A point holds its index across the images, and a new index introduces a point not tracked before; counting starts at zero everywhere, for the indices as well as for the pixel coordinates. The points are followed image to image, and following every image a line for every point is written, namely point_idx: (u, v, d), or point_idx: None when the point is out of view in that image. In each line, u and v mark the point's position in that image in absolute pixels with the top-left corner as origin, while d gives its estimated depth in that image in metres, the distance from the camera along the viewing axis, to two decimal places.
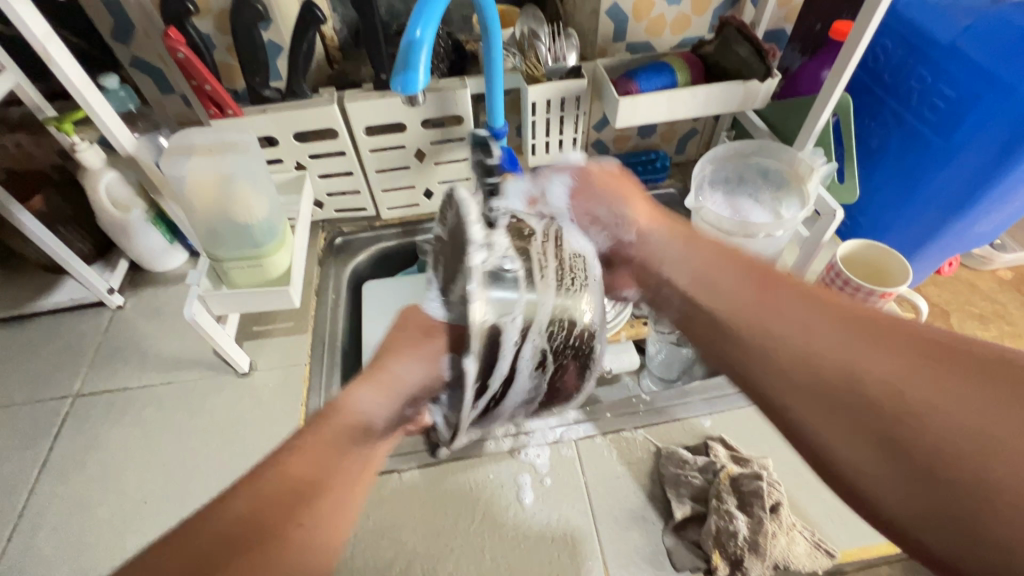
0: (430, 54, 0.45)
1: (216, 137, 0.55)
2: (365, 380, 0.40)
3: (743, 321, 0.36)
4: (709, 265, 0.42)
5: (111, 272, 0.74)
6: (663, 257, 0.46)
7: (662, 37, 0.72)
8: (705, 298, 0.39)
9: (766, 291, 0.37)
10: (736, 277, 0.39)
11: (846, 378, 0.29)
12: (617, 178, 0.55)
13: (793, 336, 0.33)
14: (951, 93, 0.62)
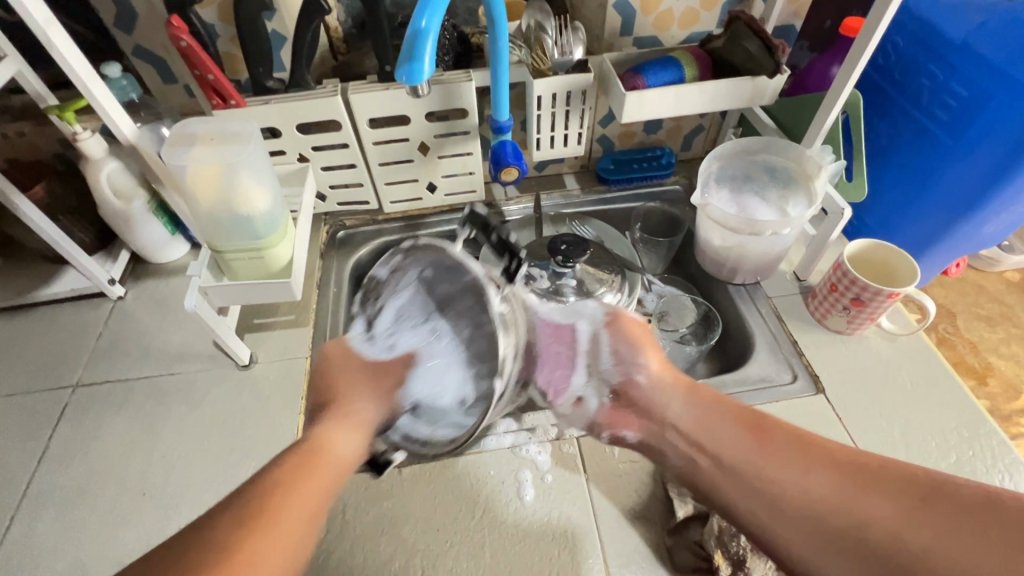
0: (436, 43, 0.44)
1: (219, 126, 0.54)
2: (337, 418, 0.52)
3: (753, 467, 0.46)
4: (713, 410, 0.51)
5: (112, 262, 0.73)
6: (668, 404, 0.53)
7: (669, 32, 0.71)
8: (715, 444, 0.49)
9: (766, 440, 0.47)
10: (736, 424, 0.49)
11: (850, 523, 0.40)
12: (639, 329, 0.57)
13: (799, 484, 0.43)
14: (963, 91, 0.61)
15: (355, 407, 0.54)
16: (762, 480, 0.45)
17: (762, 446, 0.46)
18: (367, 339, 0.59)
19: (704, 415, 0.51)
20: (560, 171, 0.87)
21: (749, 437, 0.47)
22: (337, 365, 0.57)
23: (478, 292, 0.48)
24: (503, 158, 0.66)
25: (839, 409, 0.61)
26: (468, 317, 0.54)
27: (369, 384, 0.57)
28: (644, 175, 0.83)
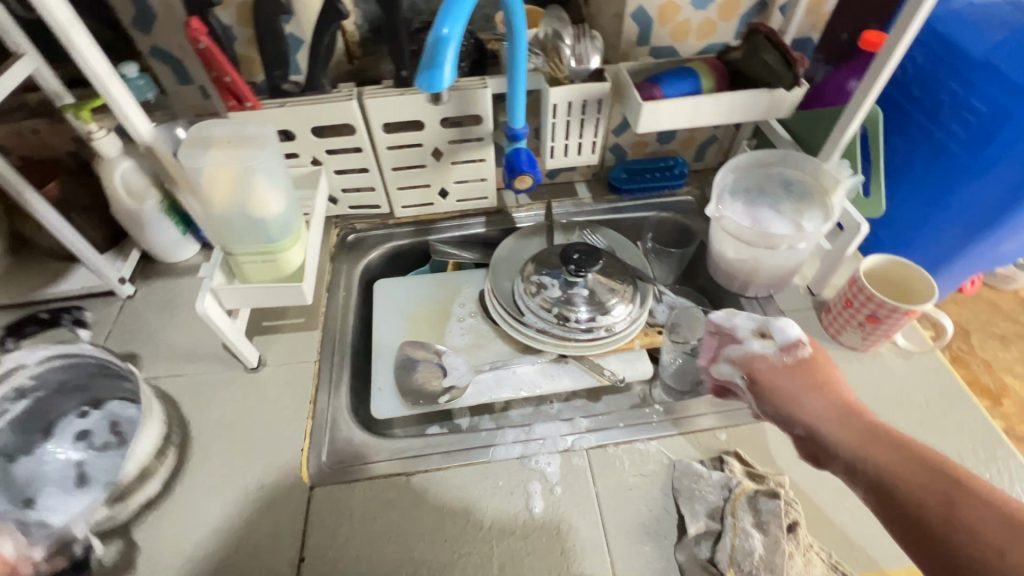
0: (457, 52, 0.44)
1: (235, 128, 0.53)
2: None
3: (955, 530, 0.37)
4: (894, 459, 0.42)
5: (122, 261, 0.73)
6: (834, 440, 0.47)
7: (686, 42, 0.71)
8: (897, 499, 0.41)
9: (963, 506, 0.38)
10: (924, 479, 0.40)
11: None
12: (816, 371, 0.52)
13: (995, 548, 0.35)
14: (983, 108, 0.60)
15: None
16: (961, 547, 0.36)
17: (947, 489, 0.39)
18: None
19: (879, 458, 0.43)
20: (571, 178, 0.87)
21: (941, 496, 0.39)
22: None
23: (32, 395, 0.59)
24: (517, 166, 0.66)
25: None
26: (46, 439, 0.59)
27: None
28: (656, 185, 0.83)
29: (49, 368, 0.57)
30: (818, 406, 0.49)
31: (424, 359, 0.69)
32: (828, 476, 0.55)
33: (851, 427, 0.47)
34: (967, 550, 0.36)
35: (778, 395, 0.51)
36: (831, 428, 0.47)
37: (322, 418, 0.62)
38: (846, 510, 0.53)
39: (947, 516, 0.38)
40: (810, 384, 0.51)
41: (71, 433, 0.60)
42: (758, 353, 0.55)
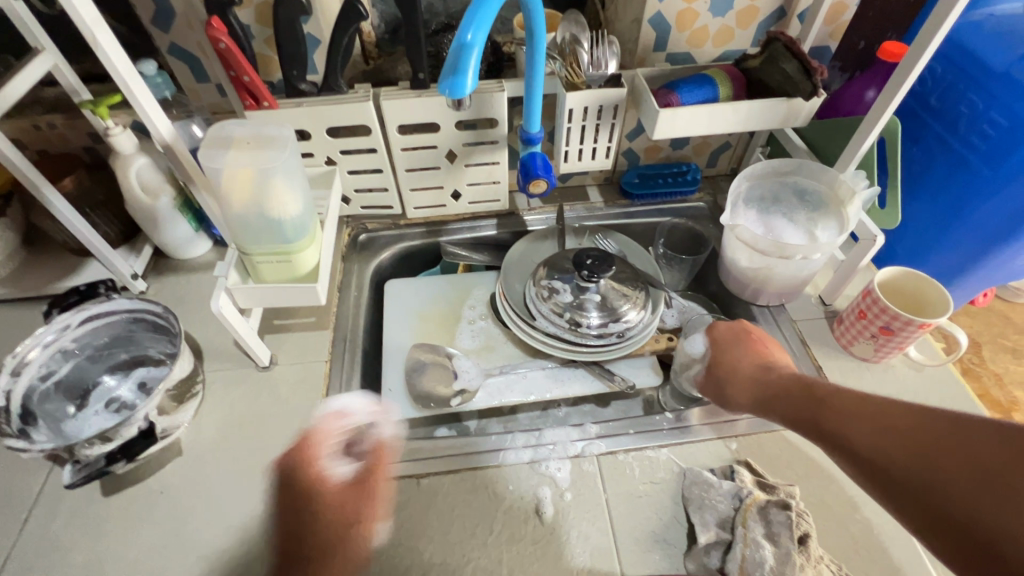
0: (480, 58, 0.43)
1: (254, 129, 0.53)
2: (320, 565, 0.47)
3: (834, 429, 0.46)
4: (775, 393, 0.53)
5: (135, 257, 0.73)
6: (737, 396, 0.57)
7: (703, 49, 0.70)
8: (802, 424, 0.49)
9: (833, 412, 0.47)
10: (807, 401, 0.50)
11: (911, 480, 0.39)
12: (721, 347, 0.61)
13: (857, 443, 0.43)
14: (1004, 121, 0.60)
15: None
16: (841, 441, 0.45)
17: (825, 410, 0.47)
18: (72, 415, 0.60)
19: (767, 396, 0.54)
20: (583, 182, 0.87)
21: (816, 407, 0.48)
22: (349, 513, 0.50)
23: (100, 347, 0.62)
24: (532, 170, 0.65)
25: None
26: (106, 376, 0.63)
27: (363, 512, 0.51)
28: (668, 191, 0.83)
29: (88, 331, 0.60)
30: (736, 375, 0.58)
31: (433, 361, 0.69)
32: (837, 489, 0.55)
33: (757, 382, 0.55)
34: (849, 444, 0.44)
35: (711, 391, 0.60)
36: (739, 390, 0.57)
37: None
38: (856, 523, 0.53)
39: (824, 422, 0.47)
40: (720, 357, 0.60)
41: (125, 383, 0.63)
42: (694, 372, 0.63)
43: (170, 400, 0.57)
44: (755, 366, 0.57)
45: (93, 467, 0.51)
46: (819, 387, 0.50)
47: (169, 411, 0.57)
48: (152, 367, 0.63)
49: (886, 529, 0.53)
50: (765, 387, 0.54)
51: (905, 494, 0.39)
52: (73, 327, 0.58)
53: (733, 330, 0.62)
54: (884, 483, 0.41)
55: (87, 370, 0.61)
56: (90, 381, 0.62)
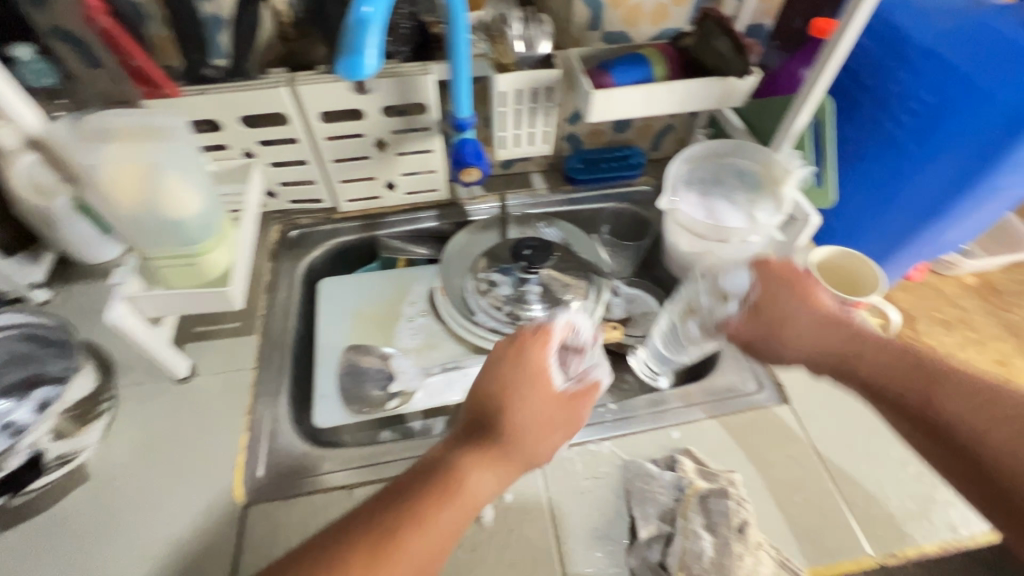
0: (381, 35, 0.40)
1: (139, 119, 0.48)
2: (497, 456, 0.47)
3: (935, 415, 0.44)
4: (858, 356, 0.50)
5: (33, 264, 0.65)
6: (797, 342, 0.54)
7: (638, 27, 0.68)
8: (893, 402, 0.47)
9: (945, 403, 0.44)
10: (907, 372, 0.47)
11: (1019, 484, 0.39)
12: (782, 286, 0.55)
13: (969, 430, 0.42)
14: (930, 98, 0.60)
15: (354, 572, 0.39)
16: (944, 424, 0.43)
17: (928, 386, 0.45)
18: None
19: (847, 355, 0.51)
20: (527, 168, 0.84)
21: (922, 387, 0.45)
22: (545, 416, 0.50)
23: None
24: (462, 159, 0.63)
25: (802, 420, 0.59)
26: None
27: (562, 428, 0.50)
28: (612, 175, 0.80)
29: None
30: (809, 324, 0.53)
31: (370, 363, 0.66)
32: (776, 473, 0.55)
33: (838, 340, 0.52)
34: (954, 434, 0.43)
35: (760, 335, 0.56)
36: (802, 335, 0.54)
37: (259, 429, 0.58)
38: (795, 504, 0.53)
39: (926, 406, 0.45)
40: (792, 304, 0.54)
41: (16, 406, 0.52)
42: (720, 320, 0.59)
43: (68, 422, 0.53)
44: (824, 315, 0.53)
45: None
46: (925, 365, 0.46)
47: (67, 434, 0.52)
48: (52, 383, 0.54)
49: (824, 511, 0.53)
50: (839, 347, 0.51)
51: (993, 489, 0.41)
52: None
53: (791, 273, 0.56)
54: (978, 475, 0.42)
55: None
56: None
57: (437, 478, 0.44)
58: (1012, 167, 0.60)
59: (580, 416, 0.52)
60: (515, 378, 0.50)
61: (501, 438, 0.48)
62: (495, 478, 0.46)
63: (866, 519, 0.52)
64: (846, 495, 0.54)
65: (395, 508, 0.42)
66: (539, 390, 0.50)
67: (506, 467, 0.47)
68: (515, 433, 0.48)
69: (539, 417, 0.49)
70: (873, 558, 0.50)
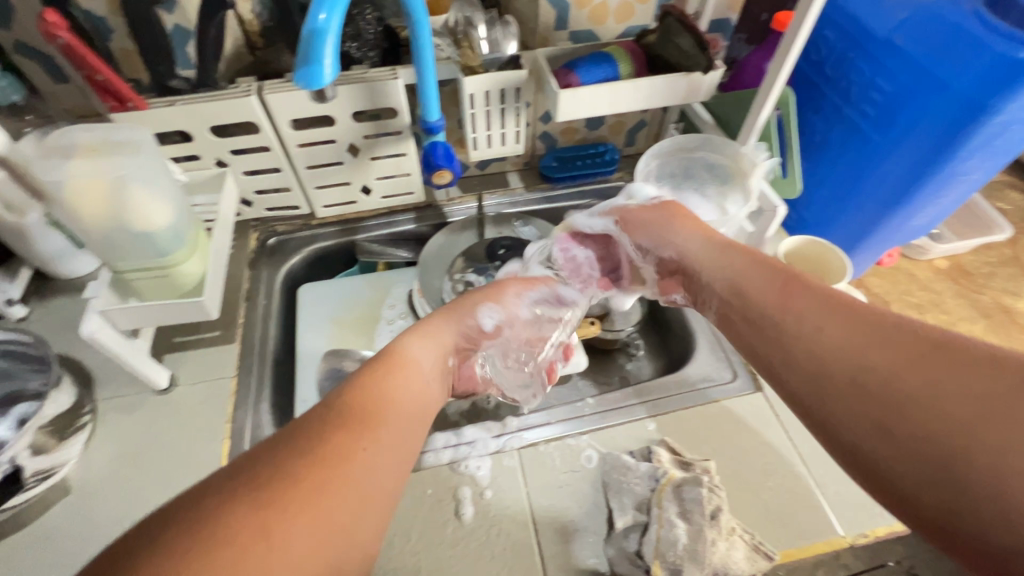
0: (336, 43, 0.42)
1: (103, 134, 0.49)
2: (425, 334, 0.53)
3: (785, 324, 0.42)
4: (724, 269, 0.50)
5: (10, 280, 0.64)
6: (671, 241, 0.55)
7: (605, 26, 0.69)
8: (751, 315, 0.45)
9: (797, 311, 0.42)
10: (772, 280, 0.45)
11: (848, 380, 0.36)
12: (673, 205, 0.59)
13: (813, 330, 0.40)
14: (889, 87, 0.61)
15: (341, 444, 0.37)
16: (791, 327, 0.42)
17: (788, 290, 0.44)
18: None
19: (715, 269, 0.51)
20: (503, 168, 0.84)
21: (779, 295, 0.44)
22: (484, 297, 0.59)
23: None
24: (433, 162, 0.64)
25: (776, 406, 0.60)
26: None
27: (493, 307, 0.59)
28: (586, 173, 0.81)
29: None
30: (686, 240, 0.54)
31: (350, 367, 0.66)
32: (750, 460, 0.56)
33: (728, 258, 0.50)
34: (801, 342, 0.40)
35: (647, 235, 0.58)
36: (680, 249, 0.54)
37: (241, 437, 0.59)
38: (769, 490, 0.54)
39: (786, 318, 0.42)
40: (668, 220, 0.57)
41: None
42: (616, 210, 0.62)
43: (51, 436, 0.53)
44: (703, 234, 0.54)
45: None
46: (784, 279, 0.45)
47: (50, 448, 0.53)
48: (26, 402, 0.53)
49: (797, 495, 0.54)
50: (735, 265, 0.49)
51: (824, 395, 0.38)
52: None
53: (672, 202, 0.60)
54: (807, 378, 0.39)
55: None
56: None
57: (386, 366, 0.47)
58: (971, 155, 0.60)
59: (508, 295, 0.60)
60: (454, 304, 0.58)
61: (430, 338, 0.53)
62: (436, 366, 0.51)
63: (838, 501, 0.53)
64: (818, 479, 0.55)
65: (352, 395, 0.42)
66: (474, 299, 0.58)
67: (440, 344, 0.53)
68: (440, 331, 0.54)
69: (482, 302, 0.58)
70: (845, 538, 0.51)
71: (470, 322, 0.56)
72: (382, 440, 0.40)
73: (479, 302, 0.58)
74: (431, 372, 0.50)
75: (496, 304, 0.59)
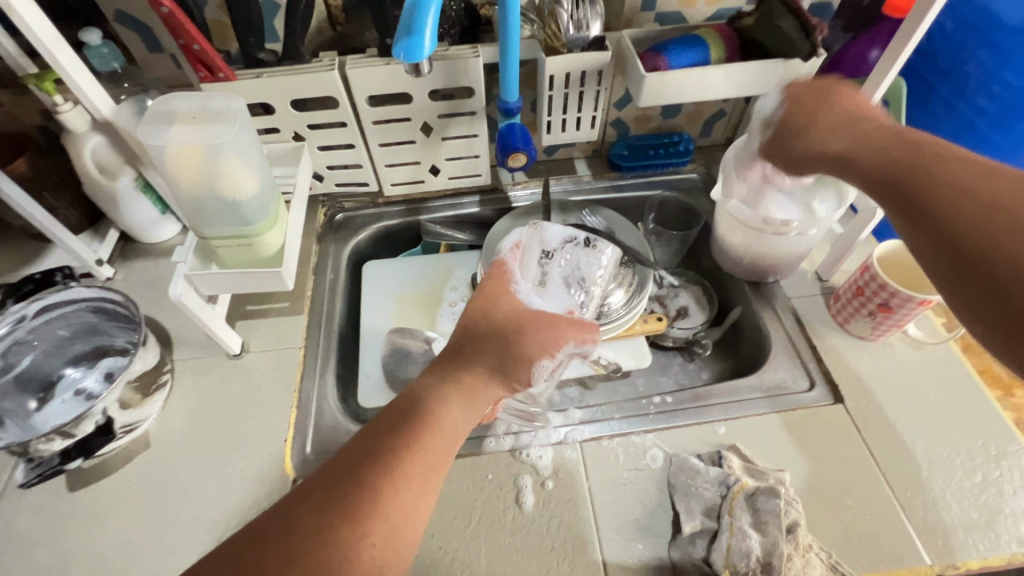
0: (436, 16, 0.42)
1: (199, 103, 0.50)
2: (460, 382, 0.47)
3: (920, 196, 0.37)
4: (856, 151, 0.42)
5: (100, 241, 0.67)
6: (818, 133, 0.45)
7: (695, 8, 0.65)
8: (885, 193, 0.40)
9: (925, 186, 0.37)
10: (897, 157, 0.40)
11: (1009, 268, 0.33)
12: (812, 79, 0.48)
13: (956, 207, 0.35)
14: (1016, 83, 0.56)
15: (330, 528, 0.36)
16: (925, 205, 0.37)
17: (914, 165, 0.39)
18: (38, 411, 0.57)
19: (846, 150, 0.43)
20: (570, 155, 0.82)
21: (905, 168, 0.39)
22: (537, 345, 0.52)
23: (64, 341, 0.59)
24: (511, 144, 0.63)
25: (857, 421, 0.56)
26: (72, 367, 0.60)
27: (544, 352, 0.52)
28: (658, 163, 0.78)
29: (45, 324, 0.57)
30: (819, 123, 0.45)
31: (412, 347, 0.67)
32: (827, 475, 0.53)
33: (877, 141, 0.42)
34: (961, 231, 0.35)
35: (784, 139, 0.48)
36: (810, 136, 0.46)
37: (307, 407, 0.60)
38: (848, 508, 0.51)
39: (915, 192, 0.38)
40: (820, 111, 0.45)
41: (90, 372, 0.60)
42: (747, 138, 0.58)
43: (137, 392, 0.56)
44: (847, 113, 0.44)
45: (48, 466, 0.52)
46: (931, 149, 0.39)
47: (136, 403, 0.56)
48: (118, 356, 0.60)
49: (879, 517, 0.50)
50: (884, 147, 0.41)
51: (995, 288, 0.33)
52: (28, 319, 0.56)
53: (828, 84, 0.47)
54: (978, 278, 0.34)
55: (55, 363, 0.59)
56: (55, 373, 0.59)
57: (407, 432, 0.41)
58: None
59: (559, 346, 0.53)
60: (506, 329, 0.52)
61: (471, 374, 0.48)
62: (471, 418, 0.46)
63: (925, 527, 0.50)
64: (904, 502, 0.51)
65: (352, 482, 0.38)
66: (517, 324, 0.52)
67: (477, 399, 0.47)
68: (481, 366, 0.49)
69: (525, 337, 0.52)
70: (932, 568, 0.48)
71: (523, 378, 0.50)
72: (385, 522, 0.37)
73: (530, 347, 0.51)
74: (467, 427, 0.46)
75: (546, 351, 0.52)
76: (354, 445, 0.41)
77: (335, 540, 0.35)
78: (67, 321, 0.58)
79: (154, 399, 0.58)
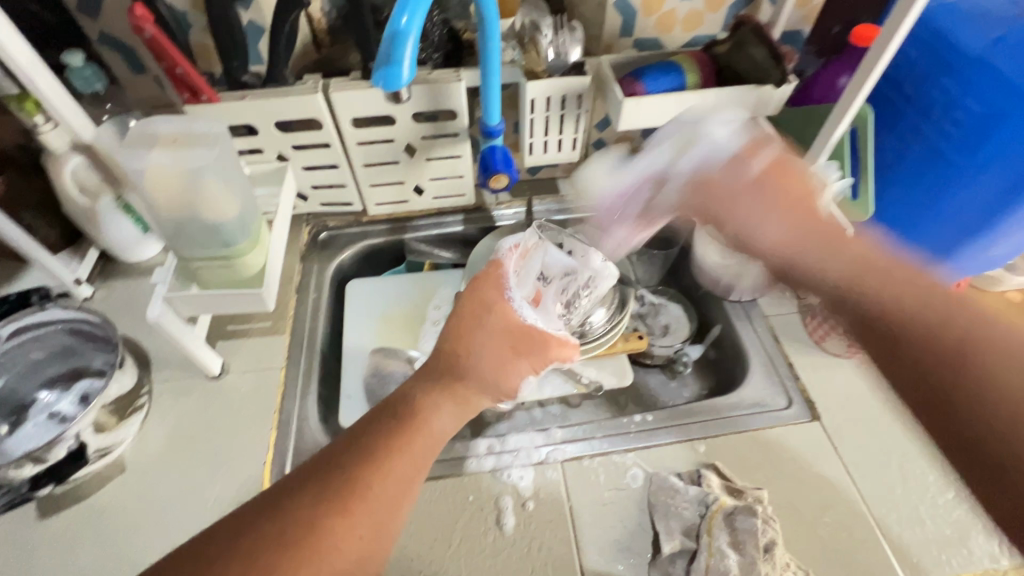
0: (416, 46, 0.43)
1: (182, 127, 0.51)
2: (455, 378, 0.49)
3: (878, 320, 0.41)
4: (808, 253, 0.46)
5: (78, 261, 0.67)
6: (762, 223, 0.51)
7: (672, 34, 0.67)
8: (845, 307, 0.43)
9: (883, 307, 0.40)
10: (855, 273, 0.43)
11: (959, 396, 0.37)
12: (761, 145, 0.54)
13: (912, 329, 0.39)
14: (977, 108, 0.58)
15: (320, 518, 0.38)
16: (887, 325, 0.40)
17: (873, 277, 0.42)
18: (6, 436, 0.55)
19: (803, 255, 0.47)
20: (553, 174, 0.83)
21: (860, 288, 0.42)
22: (529, 345, 0.53)
23: (39, 363, 0.58)
24: (492, 166, 0.64)
25: (833, 439, 0.57)
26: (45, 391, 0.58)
27: (533, 359, 0.53)
28: None
29: (19, 345, 0.57)
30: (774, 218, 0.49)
31: (394, 366, 0.67)
32: (805, 493, 0.54)
33: (836, 257, 0.44)
34: (921, 359, 0.38)
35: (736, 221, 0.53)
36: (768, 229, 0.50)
37: (288, 429, 0.59)
38: (825, 526, 0.52)
39: (880, 314, 0.41)
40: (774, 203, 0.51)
41: (63, 396, 0.58)
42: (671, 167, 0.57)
43: (112, 415, 0.55)
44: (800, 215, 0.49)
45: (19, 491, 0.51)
46: (884, 270, 0.42)
47: (110, 427, 0.55)
48: (94, 379, 0.58)
49: (854, 535, 0.51)
50: (842, 261, 0.44)
51: (954, 415, 0.37)
52: (2, 341, 0.55)
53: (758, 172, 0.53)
54: (941, 403, 0.37)
55: (28, 387, 0.58)
56: (27, 397, 0.58)
57: (399, 428, 0.44)
58: None
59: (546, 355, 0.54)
60: (504, 322, 0.52)
61: (469, 369, 0.49)
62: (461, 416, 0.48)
63: (900, 544, 0.50)
64: (880, 520, 0.52)
65: (348, 472, 0.40)
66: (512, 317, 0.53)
67: (465, 403, 0.48)
68: (477, 361, 0.50)
69: (518, 340, 0.52)
70: None
71: (509, 386, 0.51)
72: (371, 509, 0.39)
73: (519, 354, 0.52)
74: (456, 430, 0.47)
75: (535, 363, 0.53)
76: (356, 438, 0.43)
77: (330, 527, 0.38)
78: (42, 343, 0.58)
79: (130, 423, 0.57)
